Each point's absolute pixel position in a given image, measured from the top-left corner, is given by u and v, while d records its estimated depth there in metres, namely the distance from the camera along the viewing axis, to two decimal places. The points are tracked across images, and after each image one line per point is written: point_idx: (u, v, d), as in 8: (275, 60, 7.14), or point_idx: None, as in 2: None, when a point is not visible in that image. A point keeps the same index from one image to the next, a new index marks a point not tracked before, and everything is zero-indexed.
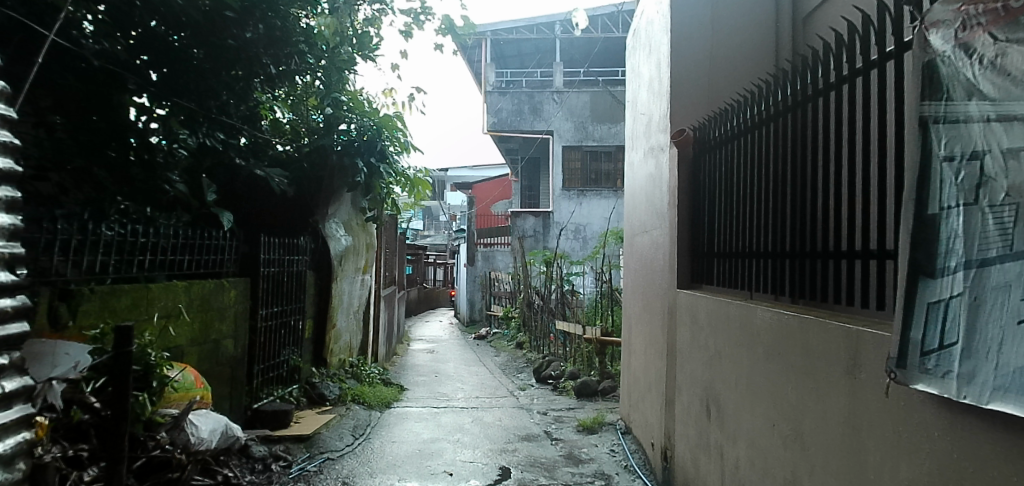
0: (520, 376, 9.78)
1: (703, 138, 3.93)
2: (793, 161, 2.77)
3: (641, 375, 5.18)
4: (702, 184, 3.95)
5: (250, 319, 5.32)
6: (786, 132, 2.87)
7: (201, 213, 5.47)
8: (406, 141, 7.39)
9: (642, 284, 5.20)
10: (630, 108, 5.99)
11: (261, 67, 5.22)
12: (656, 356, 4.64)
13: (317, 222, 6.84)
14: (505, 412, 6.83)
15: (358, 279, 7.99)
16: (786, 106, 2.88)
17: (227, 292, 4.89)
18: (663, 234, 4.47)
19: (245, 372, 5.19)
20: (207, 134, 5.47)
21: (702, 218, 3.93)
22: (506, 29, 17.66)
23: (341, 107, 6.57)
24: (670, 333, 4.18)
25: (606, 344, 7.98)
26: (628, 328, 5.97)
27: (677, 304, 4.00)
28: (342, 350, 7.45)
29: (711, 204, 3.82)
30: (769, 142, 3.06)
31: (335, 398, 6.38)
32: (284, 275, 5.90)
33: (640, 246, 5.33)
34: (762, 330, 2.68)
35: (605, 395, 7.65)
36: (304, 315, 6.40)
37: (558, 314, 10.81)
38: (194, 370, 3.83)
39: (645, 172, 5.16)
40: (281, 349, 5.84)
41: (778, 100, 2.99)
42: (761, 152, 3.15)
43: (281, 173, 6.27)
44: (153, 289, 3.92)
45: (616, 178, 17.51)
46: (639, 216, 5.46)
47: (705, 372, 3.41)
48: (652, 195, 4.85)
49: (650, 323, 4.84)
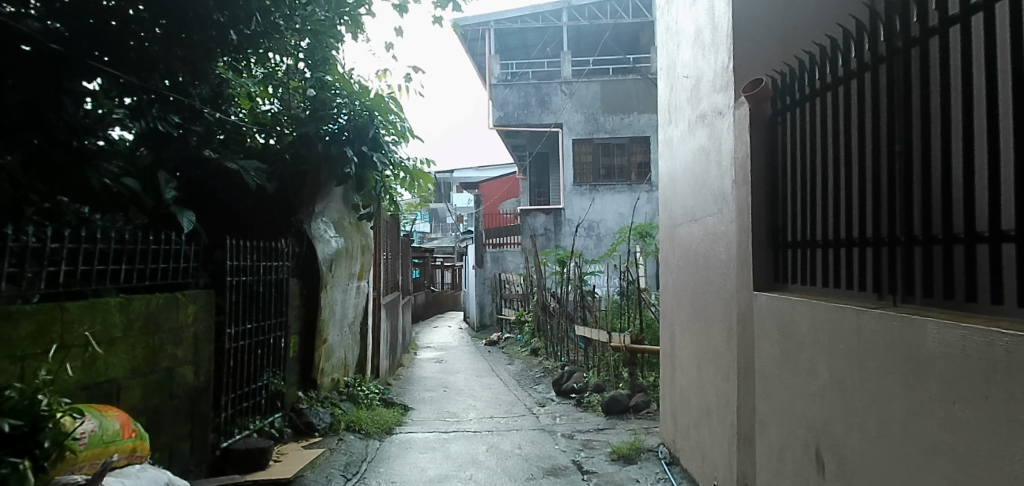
0: (537, 389, 8.82)
1: (784, 93, 2.97)
2: (942, 104, 1.82)
3: (694, 398, 4.21)
4: (784, 154, 3.00)
5: (215, 341, 4.37)
6: (922, 65, 1.91)
7: (158, 213, 4.55)
8: (403, 127, 6.51)
9: (693, 286, 4.22)
10: (665, 74, 5.04)
11: (218, 29, 4.25)
12: (717, 375, 3.67)
13: (300, 222, 5.90)
14: (524, 436, 5.89)
15: (352, 286, 7.06)
16: (920, 30, 1.92)
17: (185, 308, 3.97)
18: (727, 221, 3.50)
19: (212, 403, 4.27)
20: (158, 119, 4.53)
21: (785, 197, 2.98)
22: (510, 18, 16.83)
23: (327, 89, 5.70)
24: (742, 348, 3.23)
25: (637, 354, 7.01)
26: (671, 336, 4.99)
27: (755, 311, 3.05)
28: (335, 368, 6.51)
29: (799, 179, 2.86)
30: (891, 85, 2.09)
31: (326, 427, 5.47)
32: (260, 284, 4.97)
33: (689, 240, 4.37)
34: (940, 361, 1.72)
35: (637, 412, 6.66)
36: (288, 331, 5.47)
37: (576, 319, 9.82)
38: (120, 415, 2.89)
39: (692, 146, 4.23)
40: (259, 374, 4.91)
41: (905, 21, 2.02)
42: (876, 101, 2.19)
43: (257, 165, 5.37)
44: (70, 310, 2.97)
45: (630, 172, 16.47)
46: (683, 200, 4.54)
47: (813, 408, 2.46)
48: (706, 173, 3.91)
49: (706, 333, 3.89)
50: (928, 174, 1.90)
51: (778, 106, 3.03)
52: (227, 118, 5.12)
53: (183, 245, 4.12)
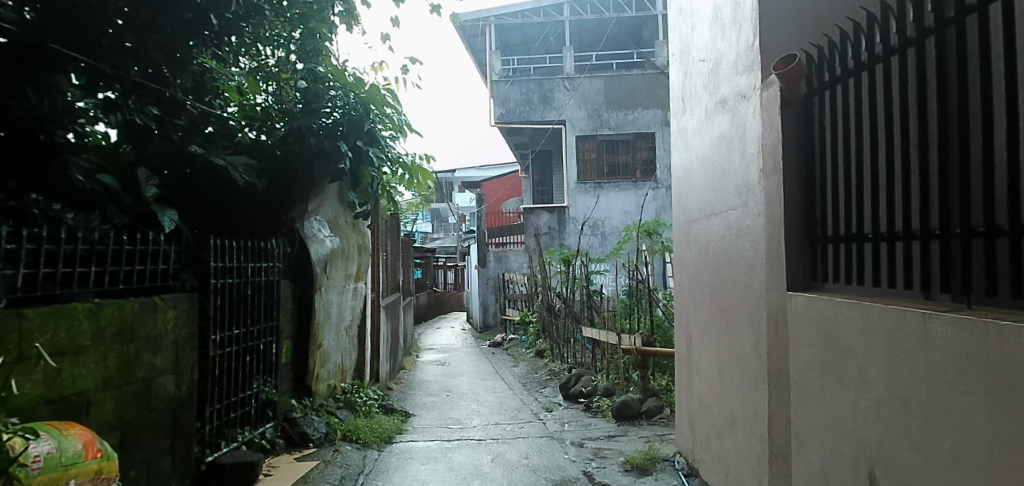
0: (543, 393, 8.51)
1: (820, 70, 2.64)
2: None
3: (715, 406, 3.89)
4: (820, 138, 2.69)
5: (199, 349, 4.07)
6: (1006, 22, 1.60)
7: (138, 212, 4.20)
8: (400, 120, 6.21)
9: (714, 285, 3.90)
10: (679, 59, 4.72)
11: (198, 13, 3.96)
12: (742, 383, 3.36)
13: (293, 221, 5.60)
14: (531, 445, 5.58)
15: (349, 289, 6.76)
16: None
17: (164, 316, 3.66)
18: (753, 215, 3.18)
19: (195, 414, 3.97)
20: (136, 110, 4.20)
21: (822, 186, 2.66)
22: (511, 14, 16.58)
23: (320, 80, 5.41)
24: (774, 354, 2.91)
25: (648, 357, 6.70)
26: (687, 339, 4.67)
27: (789, 313, 2.73)
28: (331, 374, 6.20)
29: (839, 165, 2.54)
30: (963, 50, 1.79)
31: (321, 438, 5.17)
32: (248, 287, 4.66)
33: (708, 235, 4.05)
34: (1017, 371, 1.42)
35: (649, 418, 6.34)
36: (280, 336, 5.18)
37: (582, 320, 9.51)
38: (84, 432, 2.56)
39: (710, 135, 3.92)
40: (248, 382, 4.62)
41: None
42: (942, 72, 1.87)
43: (246, 161, 5.07)
44: (30, 318, 2.65)
45: (635, 169, 16.14)
46: (700, 194, 4.23)
47: (866, 426, 2.14)
48: (727, 163, 3.60)
49: (729, 338, 3.58)
50: (1017, 151, 1.59)
51: (814, 84, 2.70)
52: (213, 110, 4.81)
53: (163, 246, 3.83)
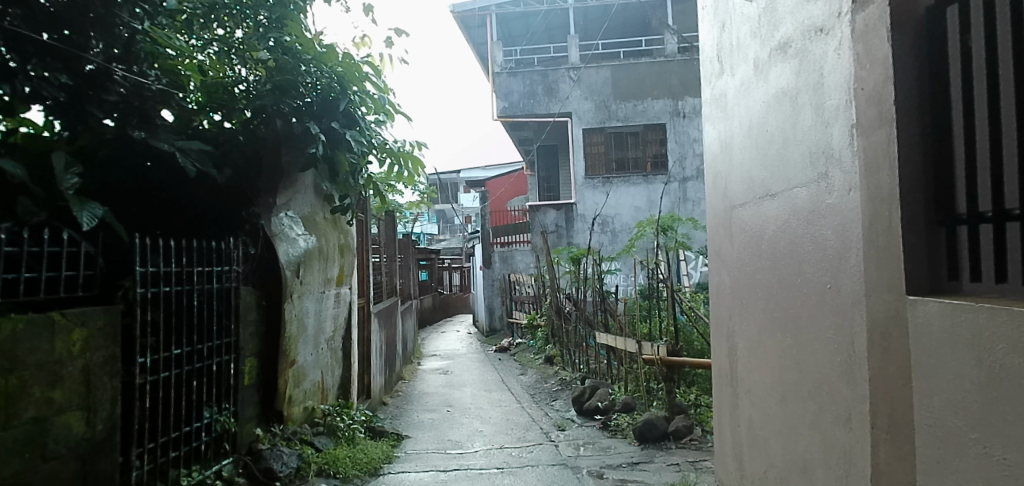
0: (552, 407, 7.66)
1: None
2: None
3: (777, 443, 3.02)
4: (960, 73, 1.82)
5: (121, 375, 3.24)
6: None
7: (55, 207, 3.43)
8: (381, 98, 5.29)
9: (772, 287, 3.03)
10: (713, 10, 3.91)
11: None
12: (824, 420, 2.49)
13: (256, 217, 4.77)
14: (541, 477, 4.73)
15: (328, 295, 5.93)
16: None
17: (66, 335, 2.85)
18: (840, 191, 2.34)
19: (119, 459, 3.15)
20: (41, 80, 3.38)
21: (966, 140, 1.79)
22: (511, 2, 15.72)
23: (285, 51, 4.56)
24: (884, 384, 2.05)
25: (674, 368, 5.85)
26: (730, 353, 3.80)
27: (912, 330, 1.87)
28: (308, 394, 5.38)
29: (1000, 106, 1.68)
30: None
31: (291, 474, 4.34)
32: (192, 297, 3.82)
33: (762, 223, 3.19)
34: None
35: (677, 440, 5.48)
36: (239, 354, 4.34)
37: (594, 325, 8.66)
38: None
39: (764, 94, 3.08)
40: (196, 412, 3.82)
41: None
42: None
43: (200, 146, 4.23)
44: None
45: (646, 162, 15.26)
46: (746, 170, 3.42)
47: None
48: (792, 125, 2.76)
49: (800, 356, 2.71)
50: None
51: None
52: (148, 82, 3.95)
53: (73, 248, 3.00)
